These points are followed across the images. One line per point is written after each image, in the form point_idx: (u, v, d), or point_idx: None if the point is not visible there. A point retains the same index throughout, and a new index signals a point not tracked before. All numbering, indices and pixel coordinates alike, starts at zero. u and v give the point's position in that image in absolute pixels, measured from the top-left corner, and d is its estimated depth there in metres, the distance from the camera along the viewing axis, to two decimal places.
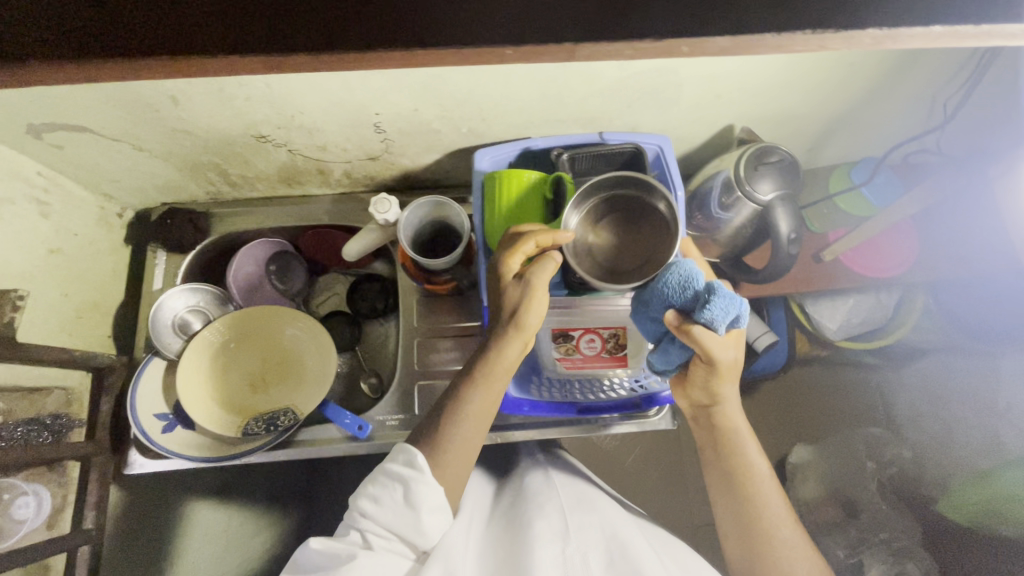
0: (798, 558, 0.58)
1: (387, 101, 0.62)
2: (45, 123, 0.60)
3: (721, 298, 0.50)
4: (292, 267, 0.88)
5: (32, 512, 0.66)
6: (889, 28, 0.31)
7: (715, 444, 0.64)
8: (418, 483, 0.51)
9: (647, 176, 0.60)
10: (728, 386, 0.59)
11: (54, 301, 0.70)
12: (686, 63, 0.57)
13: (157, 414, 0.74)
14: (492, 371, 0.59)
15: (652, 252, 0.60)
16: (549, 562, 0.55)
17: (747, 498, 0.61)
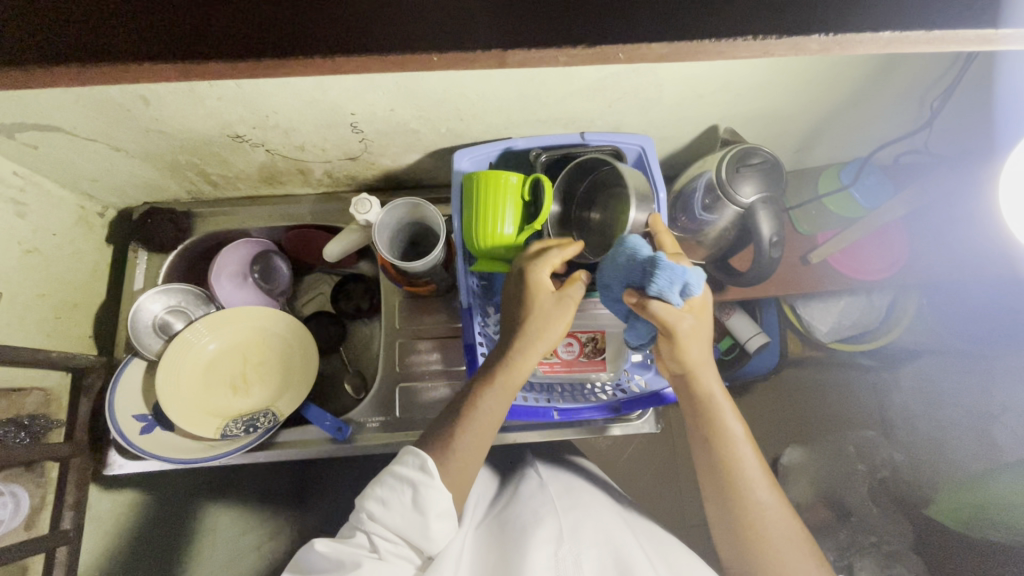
0: (775, 520, 0.58)
1: (362, 101, 0.61)
2: (16, 123, 0.60)
3: (664, 268, 0.52)
4: (274, 266, 0.87)
5: (9, 513, 0.66)
6: (834, 36, 0.35)
7: (691, 408, 0.62)
8: (427, 488, 0.50)
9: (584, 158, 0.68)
10: (700, 349, 0.58)
11: (31, 302, 0.70)
12: (664, 64, 0.56)
13: (135, 415, 0.74)
14: (510, 381, 0.58)
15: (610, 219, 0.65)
16: (542, 564, 0.55)
17: (724, 464, 0.60)
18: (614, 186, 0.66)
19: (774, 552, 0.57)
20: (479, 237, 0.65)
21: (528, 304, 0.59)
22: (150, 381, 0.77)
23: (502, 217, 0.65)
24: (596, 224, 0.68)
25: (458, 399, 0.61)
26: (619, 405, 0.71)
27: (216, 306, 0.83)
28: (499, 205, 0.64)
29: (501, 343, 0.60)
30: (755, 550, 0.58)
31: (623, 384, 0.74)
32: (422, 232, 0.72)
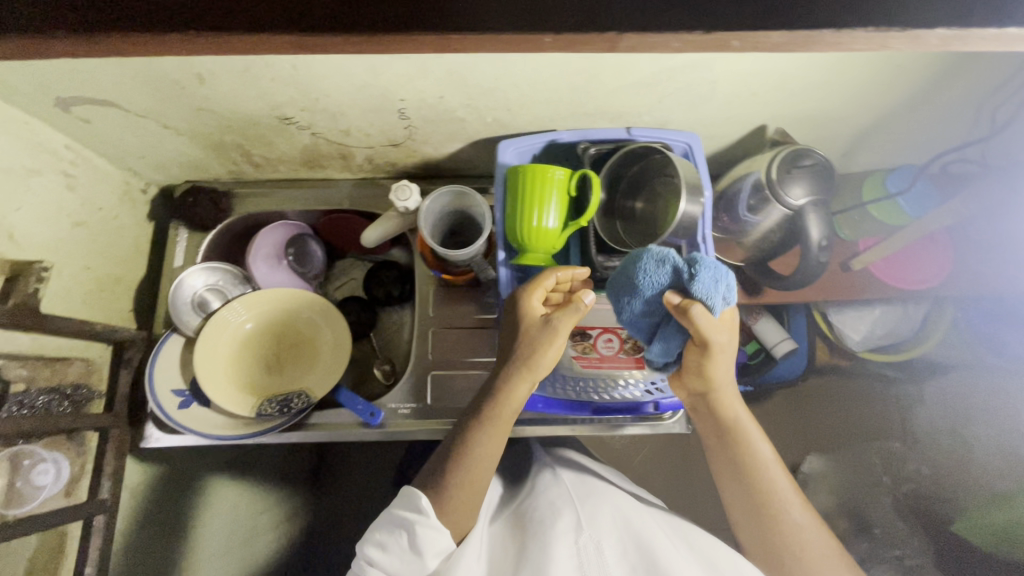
0: (811, 538, 0.59)
1: (413, 87, 0.61)
2: (72, 97, 0.61)
3: (706, 269, 0.52)
4: (309, 251, 0.87)
5: (51, 479, 0.67)
6: (956, 30, 0.37)
7: (717, 432, 0.65)
8: (424, 527, 0.52)
9: (632, 146, 0.67)
10: (721, 373, 0.60)
11: (77, 274, 0.71)
12: (723, 58, 0.55)
13: (174, 390, 0.75)
14: (502, 410, 0.60)
15: (666, 213, 0.65)
16: (564, 555, 0.55)
17: (754, 484, 0.62)
18: (665, 174, 0.67)
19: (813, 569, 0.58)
20: (521, 229, 0.65)
21: (520, 331, 0.61)
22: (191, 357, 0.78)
23: (545, 210, 0.64)
24: (635, 213, 0.70)
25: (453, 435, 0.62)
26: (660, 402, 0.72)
27: (253, 287, 0.83)
28: (543, 198, 0.64)
29: (492, 376, 0.62)
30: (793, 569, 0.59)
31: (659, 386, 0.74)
32: (462, 221, 0.72)
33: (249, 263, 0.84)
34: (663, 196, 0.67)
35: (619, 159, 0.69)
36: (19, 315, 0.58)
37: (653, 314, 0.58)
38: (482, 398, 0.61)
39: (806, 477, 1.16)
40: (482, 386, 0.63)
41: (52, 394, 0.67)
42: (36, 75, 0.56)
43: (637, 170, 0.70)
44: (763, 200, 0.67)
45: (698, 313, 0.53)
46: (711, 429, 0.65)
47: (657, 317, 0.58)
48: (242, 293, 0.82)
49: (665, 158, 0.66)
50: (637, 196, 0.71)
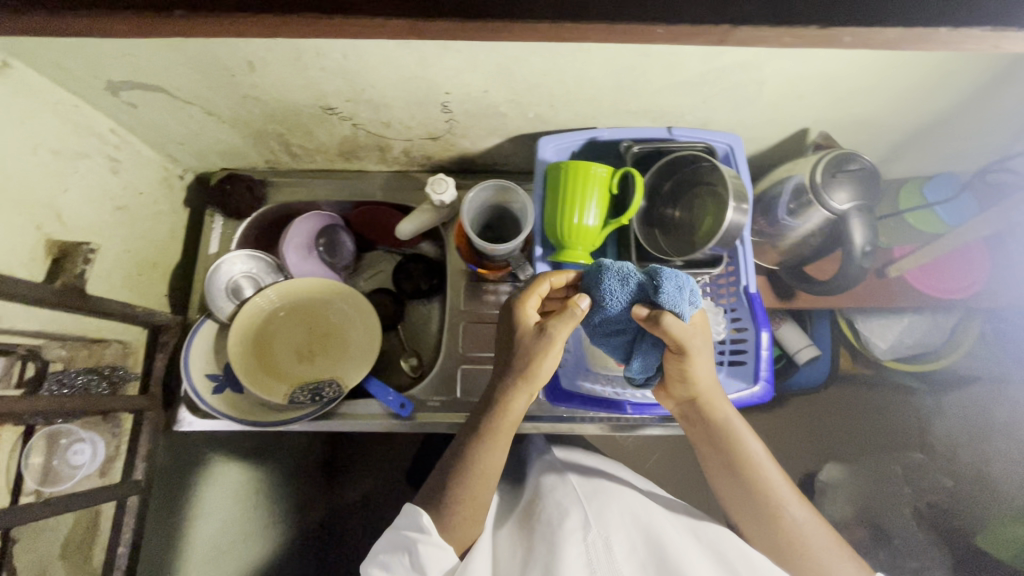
0: (813, 532, 0.59)
1: (460, 81, 0.61)
2: (123, 81, 0.61)
3: (668, 277, 0.54)
4: (340, 242, 0.87)
5: (88, 458, 0.69)
6: None
7: (708, 436, 0.63)
8: (425, 544, 0.53)
9: (680, 152, 0.67)
10: (706, 375, 0.59)
11: (118, 257, 0.71)
12: (773, 58, 0.56)
13: (208, 374, 0.76)
14: (500, 425, 0.59)
15: (712, 216, 0.64)
16: (574, 556, 0.55)
17: (751, 483, 0.61)
18: (712, 188, 0.65)
19: (818, 563, 0.58)
20: (561, 227, 0.65)
21: (517, 341, 0.59)
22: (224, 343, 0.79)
23: (585, 207, 0.64)
24: (673, 222, 0.70)
25: (452, 450, 0.61)
26: None
27: (285, 276, 0.84)
28: (584, 195, 0.64)
29: (488, 389, 0.61)
30: (798, 564, 0.58)
31: None
32: (499, 215, 0.72)
33: (282, 252, 0.84)
34: (704, 209, 0.66)
35: (662, 166, 0.69)
36: (63, 295, 0.58)
37: (627, 331, 0.59)
38: (479, 412, 0.60)
39: (824, 485, 1.16)
40: (479, 399, 0.62)
41: (92, 375, 0.68)
42: (92, 58, 0.57)
43: (679, 178, 0.69)
44: (804, 203, 0.66)
45: (670, 323, 0.53)
46: (701, 434, 0.63)
47: (631, 333, 0.59)
48: (276, 281, 0.82)
49: (714, 167, 0.64)
50: (675, 205, 0.71)
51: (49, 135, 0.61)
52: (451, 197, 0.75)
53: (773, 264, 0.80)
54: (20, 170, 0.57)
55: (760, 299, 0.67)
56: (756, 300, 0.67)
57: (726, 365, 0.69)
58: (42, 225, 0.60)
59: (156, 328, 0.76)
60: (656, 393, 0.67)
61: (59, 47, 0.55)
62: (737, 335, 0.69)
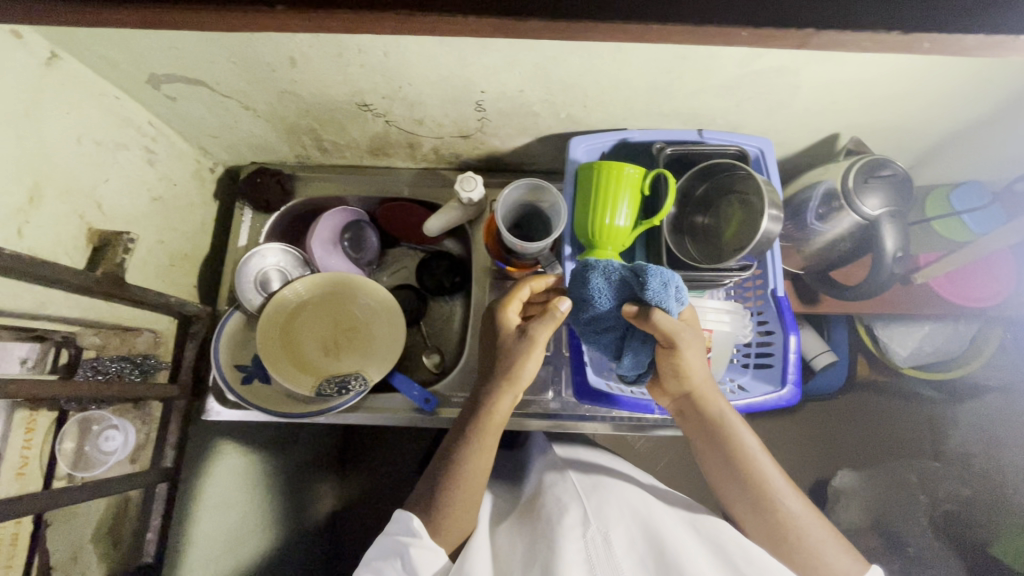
0: (810, 525, 0.58)
1: (497, 80, 0.62)
2: (165, 74, 0.62)
3: (654, 273, 0.56)
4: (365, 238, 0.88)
5: (120, 446, 0.71)
6: None
7: (704, 432, 0.62)
8: (417, 547, 0.54)
9: (722, 159, 0.66)
10: (699, 370, 0.59)
11: (153, 248, 0.72)
12: (810, 62, 0.56)
13: (238, 366, 0.77)
14: (486, 426, 0.61)
15: (747, 225, 0.63)
16: (572, 552, 0.53)
17: (746, 476, 0.60)
18: (745, 197, 0.64)
19: (816, 556, 0.57)
20: (592, 227, 0.66)
21: (501, 344, 0.63)
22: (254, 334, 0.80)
23: (617, 208, 0.65)
24: (703, 228, 0.69)
25: (442, 452, 0.62)
26: None
27: (312, 270, 0.85)
28: (616, 195, 0.64)
29: (475, 391, 0.64)
30: (796, 557, 0.57)
31: None
32: (527, 214, 0.72)
33: (309, 245, 0.85)
34: (738, 217, 0.65)
35: (698, 172, 0.68)
36: (105, 284, 0.59)
37: (617, 327, 0.62)
38: (467, 414, 0.63)
39: (837, 492, 1.14)
40: (467, 402, 0.64)
41: (124, 361, 0.70)
42: (137, 50, 0.58)
43: (716, 182, 0.68)
44: (834, 208, 0.66)
45: (658, 318, 0.56)
46: (696, 428, 0.63)
47: (621, 329, 0.62)
48: (305, 275, 0.83)
49: (750, 177, 0.64)
50: (704, 209, 0.70)
51: (93, 125, 0.62)
52: (479, 195, 0.76)
53: (799, 268, 0.80)
54: (65, 159, 0.58)
55: (788, 302, 0.67)
56: (785, 304, 0.67)
57: (752, 367, 0.70)
58: (85, 213, 0.61)
59: (186, 318, 0.76)
60: (652, 390, 0.67)
61: (107, 40, 0.56)
62: (765, 338, 0.69)
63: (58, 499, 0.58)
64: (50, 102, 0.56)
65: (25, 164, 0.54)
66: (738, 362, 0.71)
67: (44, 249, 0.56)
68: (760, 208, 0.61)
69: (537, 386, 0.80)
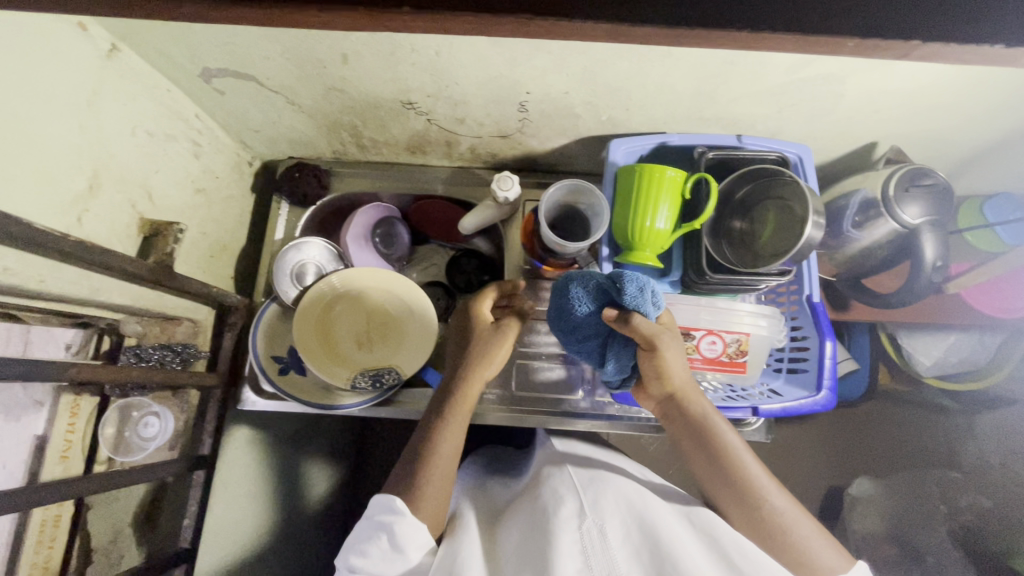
0: (796, 521, 0.56)
1: (544, 82, 0.63)
2: (219, 69, 0.63)
3: (630, 280, 0.60)
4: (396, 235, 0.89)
5: (158, 432, 0.73)
6: None
7: (688, 432, 0.62)
8: (401, 524, 0.54)
9: (765, 165, 0.66)
10: (678, 368, 0.60)
11: (195, 239, 0.74)
12: (858, 70, 0.57)
13: (274, 355, 0.78)
14: (459, 410, 0.64)
15: (787, 231, 0.64)
16: (567, 542, 0.51)
17: (729, 473, 0.59)
18: (783, 202, 0.65)
19: (804, 554, 0.54)
20: (632, 229, 0.66)
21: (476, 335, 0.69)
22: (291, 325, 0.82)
23: (657, 209, 0.65)
24: (741, 234, 0.69)
25: (415, 439, 0.63)
26: (757, 411, 0.67)
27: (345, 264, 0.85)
28: (657, 197, 0.65)
29: (448, 380, 0.67)
30: (784, 556, 0.54)
31: (740, 393, 0.71)
32: (567, 214, 0.73)
33: (342, 240, 0.86)
34: (776, 222, 0.65)
35: (738, 179, 0.69)
36: (156, 270, 0.60)
37: (599, 334, 0.64)
38: (440, 401, 0.65)
39: (853, 500, 1.16)
40: (439, 391, 0.67)
41: (163, 350, 0.70)
42: (195, 45, 0.59)
43: (757, 187, 0.68)
44: (872, 215, 0.67)
45: (637, 322, 0.59)
46: (681, 430, 0.62)
47: (602, 336, 0.64)
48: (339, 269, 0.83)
49: (794, 183, 0.64)
50: (742, 216, 0.70)
51: (146, 117, 0.63)
52: (515, 194, 0.77)
53: (831, 275, 0.80)
54: (122, 151, 0.60)
55: (824, 308, 0.68)
56: (820, 310, 0.67)
57: (784, 372, 0.71)
58: (137, 204, 0.62)
59: (224, 308, 0.77)
60: (636, 394, 0.67)
61: (166, 34, 0.57)
62: (800, 343, 0.70)
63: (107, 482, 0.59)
64: (110, 94, 0.57)
65: (86, 154, 0.55)
66: (771, 367, 0.73)
67: (100, 236, 0.58)
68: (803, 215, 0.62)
69: (567, 385, 0.81)
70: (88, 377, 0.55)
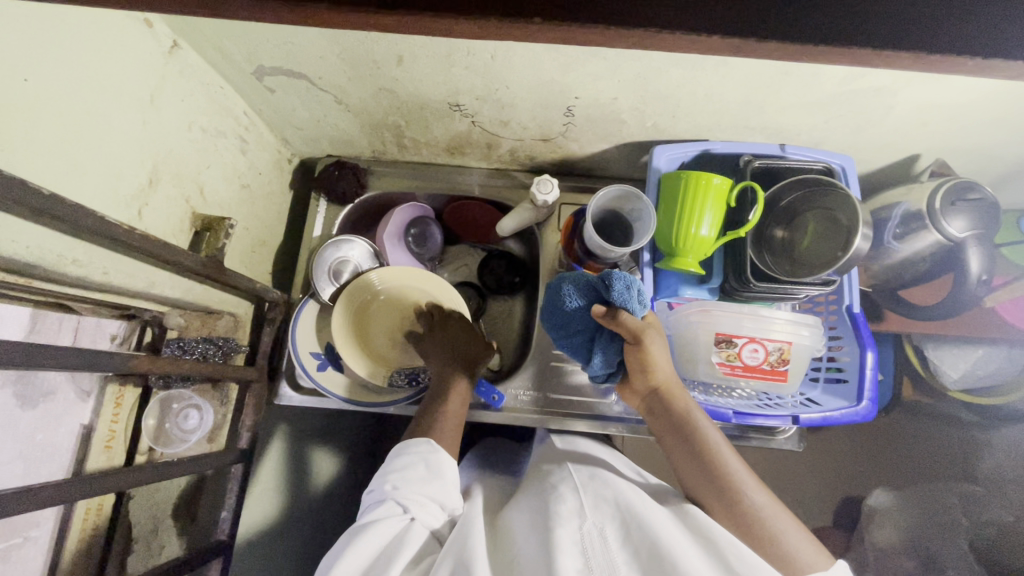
0: (773, 516, 0.56)
1: (594, 87, 0.63)
2: (272, 67, 0.64)
3: (618, 278, 0.62)
4: (428, 233, 0.89)
5: (196, 424, 0.73)
6: None
7: (670, 427, 0.64)
8: (439, 453, 0.59)
9: (813, 176, 0.67)
10: (662, 362, 0.63)
11: (239, 235, 0.75)
12: (912, 84, 0.57)
13: (313, 353, 0.79)
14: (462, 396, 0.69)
15: (837, 242, 0.65)
16: (567, 541, 0.50)
17: (710, 466, 0.59)
18: (828, 213, 0.67)
19: (784, 548, 0.53)
20: (676, 238, 0.67)
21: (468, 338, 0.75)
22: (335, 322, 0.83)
23: (702, 217, 0.66)
24: (782, 243, 0.70)
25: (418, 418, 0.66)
26: (798, 419, 0.68)
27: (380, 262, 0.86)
28: (703, 205, 0.65)
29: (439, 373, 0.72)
30: (763, 548, 0.54)
31: (775, 400, 0.73)
32: (611, 219, 0.74)
33: (379, 239, 0.86)
34: (821, 234, 0.67)
35: (782, 189, 0.69)
36: (210, 266, 0.61)
37: (587, 329, 0.67)
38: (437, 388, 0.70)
39: (872, 510, 1.14)
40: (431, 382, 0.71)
41: (206, 344, 0.71)
42: (253, 44, 0.59)
43: (803, 197, 0.69)
44: (913, 228, 0.67)
45: (624, 317, 0.61)
46: (663, 425, 0.64)
47: (589, 332, 0.67)
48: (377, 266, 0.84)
49: (840, 195, 0.66)
50: (780, 224, 0.70)
51: (200, 113, 0.64)
52: (554, 197, 0.77)
53: (867, 286, 0.80)
54: (178, 147, 0.60)
55: (864, 319, 0.68)
56: (861, 320, 0.68)
57: (822, 382, 0.72)
58: (190, 198, 0.63)
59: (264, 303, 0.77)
60: (624, 394, 0.70)
61: (225, 33, 0.57)
62: (840, 351, 0.71)
63: (157, 473, 0.57)
64: (170, 90, 0.58)
65: (147, 148, 0.56)
66: (808, 377, 0.74)
67: (156, 229, 0.59)
68: (853, 227, 0.64)
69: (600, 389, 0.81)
70: (146, 368, 0.53)
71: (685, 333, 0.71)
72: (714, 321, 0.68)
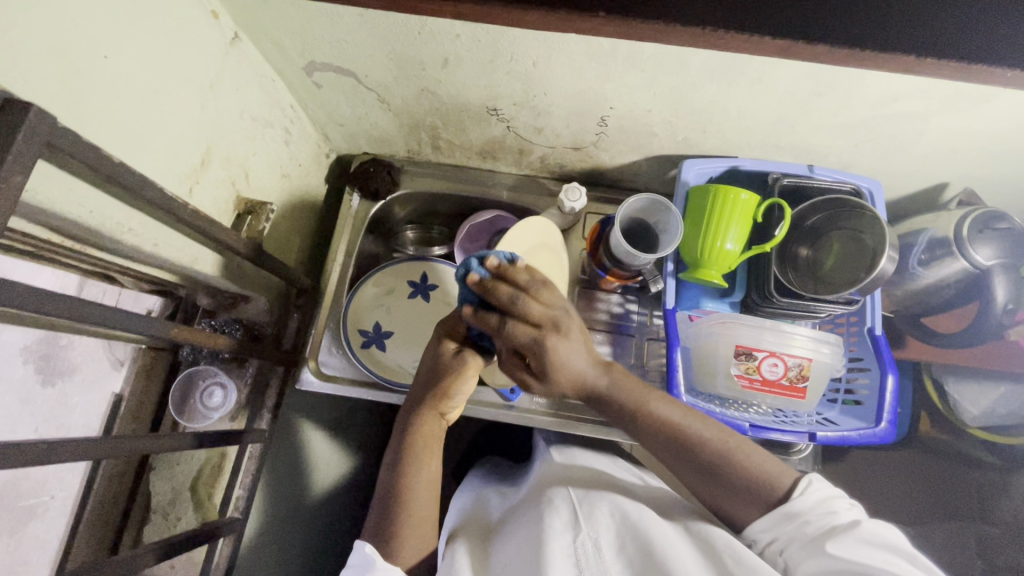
0: (763, 462, 0.55)
1: (629, 99, 0.65)
2: (323, 63, 0.67)
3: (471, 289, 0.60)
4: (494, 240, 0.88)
5: (220, 402, 0.75)
6: None
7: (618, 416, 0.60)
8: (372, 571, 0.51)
9: (847, 198, 0.68)
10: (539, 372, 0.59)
11: (277, 221, 0.78)
12: (946, 111, 0.58)
13: (360, 330, 0.83)
14: (417, 446, 0.59)
15: (864, 265, 0.67)
16: (560, 554, 0.51)
17: (666, 433, 0.58)
18: (855, 234, 0.69)
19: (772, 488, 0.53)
20: (701, 248, 0.68)
21: (439, 363, 0.62)
22: (387, 303, 0.86)
23: (728, 231, 0.67)
24: (805, 261, 0.71)
25: (383, 482, 0.59)
26: (814, 436, 0.68)
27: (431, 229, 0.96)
28: (729, 220, 0.67)
29: (404, 412, 0.62)
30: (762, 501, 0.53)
31: (791, 417, 0.72)
32: (637, 228, 0.75)
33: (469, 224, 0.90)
34: (844, 253, 0.69)
35: (812, 206, 0.70)
36: (250, 246, 0.63)
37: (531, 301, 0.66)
38: (400, 432, 0.61)
39: None
40: (397, 420, 0.63)
41: (234, 324, 0.76)
42: (307, 39, 0.62)
43: (827, 218, 0.71)
44: (938, 254, 0.69)
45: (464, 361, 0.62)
46: (612, 413, 0.60)
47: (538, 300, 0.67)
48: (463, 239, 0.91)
49: (866, 218, 0.67)
50: (804, 242, 0.72)
51: (252, 102, 0.67)
52: (581, 205, 0.78)
53: (888, 311, 0.80)
54: (230, 133, 0.64)
55: (886, 341, 0.69)
56: (883, 343, 0.69)
57: (840, 403, 0.72)
58: (236, 182, 0.67)
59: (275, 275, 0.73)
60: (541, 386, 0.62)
61: (285, 27, 0.60)
62: (860, 375, 0.71)
63: (183, 441, 0.59)
64: (227, 80, 0.61)
65: (203, 131, 0.59)
66: (826, 398, 0.74)
67: (206, 209, 0.62)
68: (880, 249, 0.65)
69: None
70: (184, 339, 0.56)
71: (704, 345, 0.71)
72: (734, 333, 0.68)
